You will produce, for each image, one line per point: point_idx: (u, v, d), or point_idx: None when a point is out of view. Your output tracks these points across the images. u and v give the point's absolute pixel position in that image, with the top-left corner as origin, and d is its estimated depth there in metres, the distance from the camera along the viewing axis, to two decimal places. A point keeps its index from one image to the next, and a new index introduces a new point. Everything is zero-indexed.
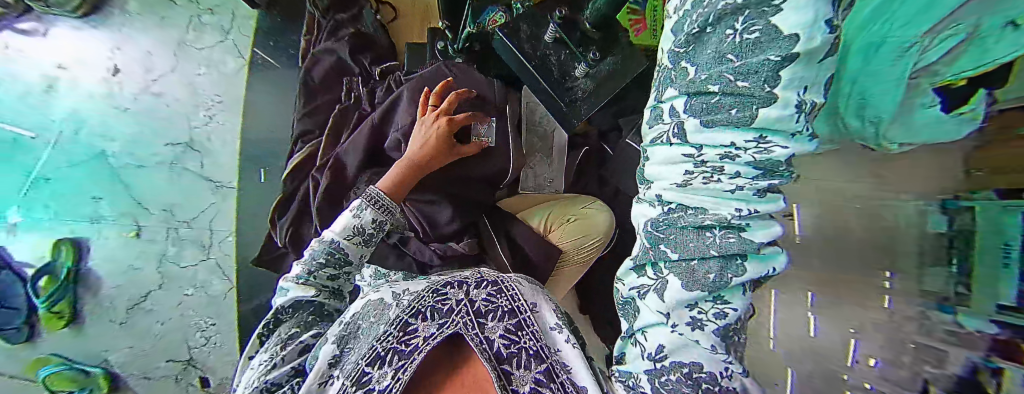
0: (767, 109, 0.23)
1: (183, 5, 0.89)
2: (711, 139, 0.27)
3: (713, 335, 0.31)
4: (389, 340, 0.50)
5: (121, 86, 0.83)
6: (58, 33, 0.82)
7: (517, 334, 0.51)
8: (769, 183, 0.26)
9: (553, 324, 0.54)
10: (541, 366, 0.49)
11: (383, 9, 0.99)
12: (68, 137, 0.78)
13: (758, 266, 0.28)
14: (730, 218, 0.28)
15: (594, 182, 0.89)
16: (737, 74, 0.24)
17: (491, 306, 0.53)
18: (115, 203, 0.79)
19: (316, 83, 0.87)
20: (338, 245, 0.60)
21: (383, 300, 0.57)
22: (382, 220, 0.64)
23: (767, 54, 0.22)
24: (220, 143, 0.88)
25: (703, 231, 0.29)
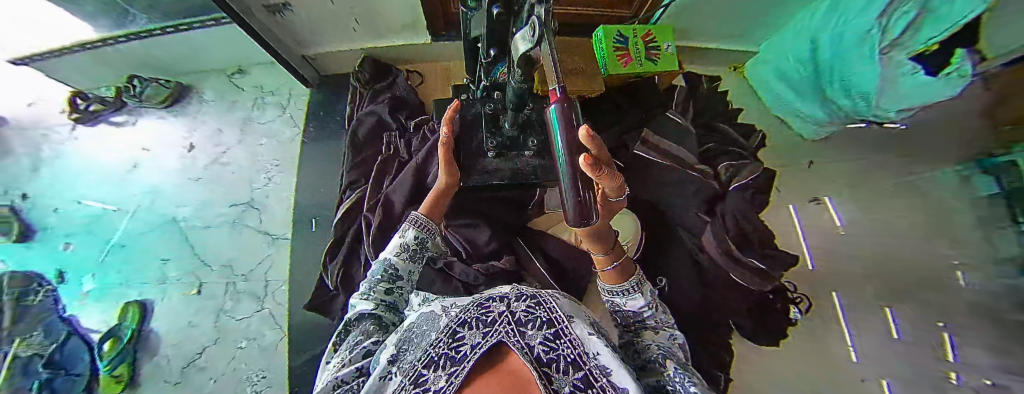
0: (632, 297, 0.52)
1: (250, 90, 1.07)
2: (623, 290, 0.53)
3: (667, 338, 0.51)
4: (442, 345, 0.36)
5: (195, 160, 0.99)
6: (146, 123, 1.01)
7: (553, 340, 0.34)
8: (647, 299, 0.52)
9: (589, 331, 0.38)
10: (578, 372, 0.32)
11: (413, 76, 1.14)
12: (144, 207, 0.93)
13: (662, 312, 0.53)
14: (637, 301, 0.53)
15: None
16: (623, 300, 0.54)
17: (528, 314, 0.37)
18: (179, 264, 0.88)
19: (361, 140, 1.00)
20: (390, 264, 0.61)
21: (434, 313, 0.47)
22: (424, 240, 0.65)
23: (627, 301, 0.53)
24: (276, 200, 0.98)
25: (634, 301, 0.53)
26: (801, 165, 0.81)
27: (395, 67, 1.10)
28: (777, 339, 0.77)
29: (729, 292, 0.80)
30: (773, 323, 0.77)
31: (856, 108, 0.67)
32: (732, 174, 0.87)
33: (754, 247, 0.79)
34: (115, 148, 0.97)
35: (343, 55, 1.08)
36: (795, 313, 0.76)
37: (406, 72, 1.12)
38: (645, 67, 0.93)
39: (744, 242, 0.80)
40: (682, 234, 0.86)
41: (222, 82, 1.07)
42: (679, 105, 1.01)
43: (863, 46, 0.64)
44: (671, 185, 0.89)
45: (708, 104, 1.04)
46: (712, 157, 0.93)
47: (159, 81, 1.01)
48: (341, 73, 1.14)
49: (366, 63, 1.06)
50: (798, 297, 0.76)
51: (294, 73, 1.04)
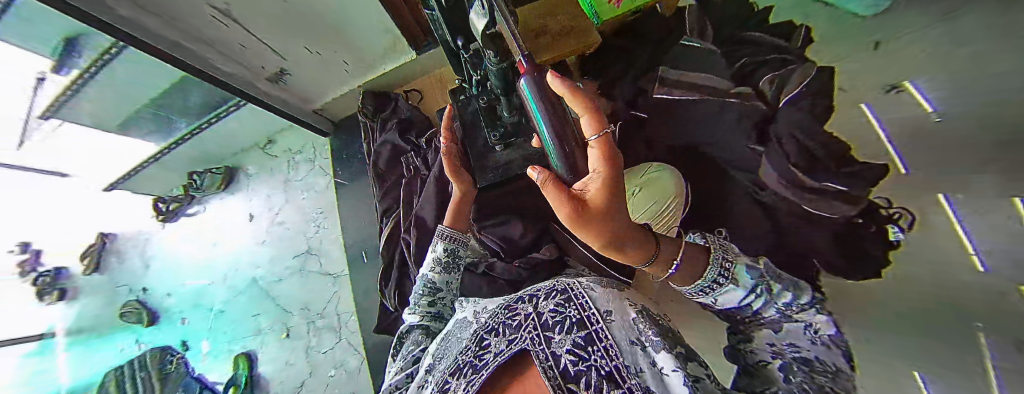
0: (704, 289, 0.38)
1: (282, 155, 1.20)
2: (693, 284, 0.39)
3: (811, 335, 0.35)
4: (469, 353, 0.33)
5: (256, 227, 1.14)
6: (213, 206, 1.19)
7: (583, 347, 0.28)
8: (722, 281, 0.37)
9: (634, 338, 0.31)
10: (612, 389, 0.23)
11: (413, 95, 1.18)
12: (230, 276, 1.09)
13: (745, 291, 0.36)
14: (712, 289, 0.38)
15: (641, 148, 0.86)
16: (700, 295, 0.40)
17: (556, 316, 0.33)
18: (267, 316, 1.02)
19: (383, 168, 1.06)
20: (428, 279, 0.64)
21: (467, 319, 0.45)
22: (455, 251, 0.66)
23: (706, 296, 0.40)
24: (328, 243, 1.08)
25: (709, 291, 0.38)
26: (866, 47, 0.65)
27: (393, 93, 1.15)
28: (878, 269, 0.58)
29: (812, 229, 0.65)
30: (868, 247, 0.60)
31: None
32: (779, 87, 0.72)
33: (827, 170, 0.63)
34: (198, 234, 1.16)
35: (345, 98, 1.15)
36: (895, 232, 0.57)
37: (405, 93, 1.16)
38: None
39: (815, 164, 0.64)
40: (736, 174, 0.76)
41: (259, 155, 1.20)
42: (693, 26, 0.86)
43: None
44: (704, 120, 0.79)
45: (726, 13, 0.86)
46: (749, 73, 0.77)
47: (212, 171, 1.17)
48: (349, 114, 1.22)
49: (368, 97, 1.12)
50: (896, 212, 0.57)
51: (309, 126, 1.15)
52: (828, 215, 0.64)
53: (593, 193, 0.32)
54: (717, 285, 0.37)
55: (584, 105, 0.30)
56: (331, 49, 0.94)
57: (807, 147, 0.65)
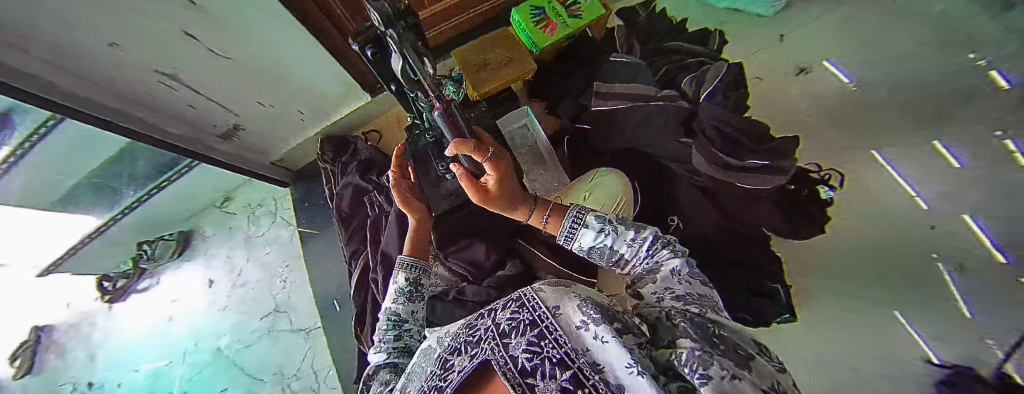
0: (574, 241, 0.52)
1: (241, 211, 1.17)
2: (569, 241, 0.53)
3: (676, 277, 0.42)
4: (435, 376, 0.35)
5: (217, 291, 1.08)
6: (166, 276, 1.12)
7: (537, 341, 0.30)
8: (578, 227, 0.51)
9: (581, 321, 0.31)
10: (565, 373, 0.26)
11: (372, 136, 1.19)
12: (191, 350, 1.02)
13: (595, 234, 0.49)
14: (582, 241, 0.51)
15: (591, 156, 0.92)
16: (584, 252, 0.52)
17: (512, 322, 0.33)
18: (236, 388, 0.95)
19: (348, 211, 1.05)
20: (393, 311, 0.60)
21: (431, 345, 0.43)
22: (416, 279, 0.65)
23: (585, 248, 0.52)
24: (298, 296, 1.04)
25: (582, 243, 0.51)
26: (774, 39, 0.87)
27: (352, 135, 1.16)
28: (821, 226, 0.70)
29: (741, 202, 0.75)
30: (811, 211, 0.71)
31: None
32: (699, 83, 0.87)
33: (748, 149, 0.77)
34: (153, 309, 1.09)
35: (302, 147, 1.15)
36: (826, 192, 0.71)
37: (363, 135, 1.17)
38: (572, 25, 0.94)
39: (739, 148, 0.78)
40: (674, 166, 0.83)
41: (218, 214, 1.17)
42: (623, 45, 1.03)
43: None
44: (642, 123, 0.87)
45: (650, 29, 1.03)
46: (672, 78, 0.92)
47: (163, 238, 1.12)
48: (309, 162, 1.21)
49: (326, 142, 1.12)
50: (828, 174, 0.71)
51: (269, 179, 1.13)
52: (766, 187, 0.73)
53: (493, 184, 0.53)
54: (577, 233, 0.51)
55: (470, 150, 0.47)
56: (285, 102, 0.95)
57: (734, 138, 0.78)
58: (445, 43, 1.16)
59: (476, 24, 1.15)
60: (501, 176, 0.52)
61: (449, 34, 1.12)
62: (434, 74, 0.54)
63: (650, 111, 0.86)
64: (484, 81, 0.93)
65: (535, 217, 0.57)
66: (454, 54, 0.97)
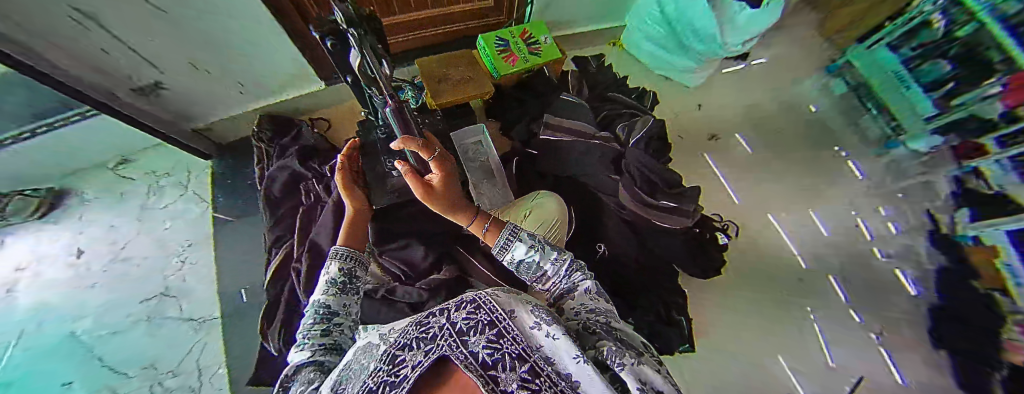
0: (506, 251, 0.57)
1: (142, 177, 1.03)
2: (501, 250, 0.58)
3: (591, 295, 0.49)
4: (380, 372, 0.30)
5: (88, 265, 0.91)
6: (17, 241, 0.92)
7: (498, 339, 0.32)
8: (511, 238, 0.57)
9: (534, 322, 0.36)
10: (524, 367, 0.29)
11: (319, 123, 1.16)
12: (32, 332, 0.84)
13: (524, 246, 0.56)
14: (513, 251, 0.57)
15: (534, 178, 1.03)
16: (512, 263, 0.58)
17: (470, 320, 0.34)
18: (86, 382, 0.80)
19: (277, 196, 0.98)
20: (321, 304, 0.52)
21: (372, 342, 0.37)
22: (350, 271, 0.59)
23: (513, 259, 0.57)
24: (196, 281, 0.92)
25: (512, 253, 0.57)
26: (694, 107, 1.20)
27: (298, 119, 1.12)
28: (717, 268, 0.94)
29: (656, 236, 0.91)
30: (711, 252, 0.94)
31: (713, 49, 1.07)
32: (629, 131, 1.00)
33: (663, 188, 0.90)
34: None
35: (236, 121, 1.07)
36: (723, 238, 0.96)
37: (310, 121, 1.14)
38: (531, 61, 1.06)
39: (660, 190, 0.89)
40: (603, 198, 0.96)
41: (107, 176, 1.01)
42: (574, 85, 1.17)
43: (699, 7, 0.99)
44: (582, 155, 0.98)
45: (598, 78, 1.21)
46: (610, 122, 1.07)
47: (24, 192, 0.91)
48: (242, 138, 1.13)
49: (264, 122, 1.06)
50: (728, 224, 1.01)
51: (186, 148, 1.02)
52: (672, 226, 0.89)
53: (437, 182, 0.56)
54: (508, 243, 0.57)
55: (418, 146, 0.51)
56: (232, 71, 0.91)
57: (651, 179, 0.89)
58: (412, 50, 1.21)
59: (446, 38, 1.22)
60: (446, 177, 0.56)
61: (418, 43, 1.18)
62: (390, 76, 0.58)
63: (590, 147, 0.96)
64: (443, 93, 0.99)
65: (474, 226, 0.62)
66: (417, 61, 1.01)
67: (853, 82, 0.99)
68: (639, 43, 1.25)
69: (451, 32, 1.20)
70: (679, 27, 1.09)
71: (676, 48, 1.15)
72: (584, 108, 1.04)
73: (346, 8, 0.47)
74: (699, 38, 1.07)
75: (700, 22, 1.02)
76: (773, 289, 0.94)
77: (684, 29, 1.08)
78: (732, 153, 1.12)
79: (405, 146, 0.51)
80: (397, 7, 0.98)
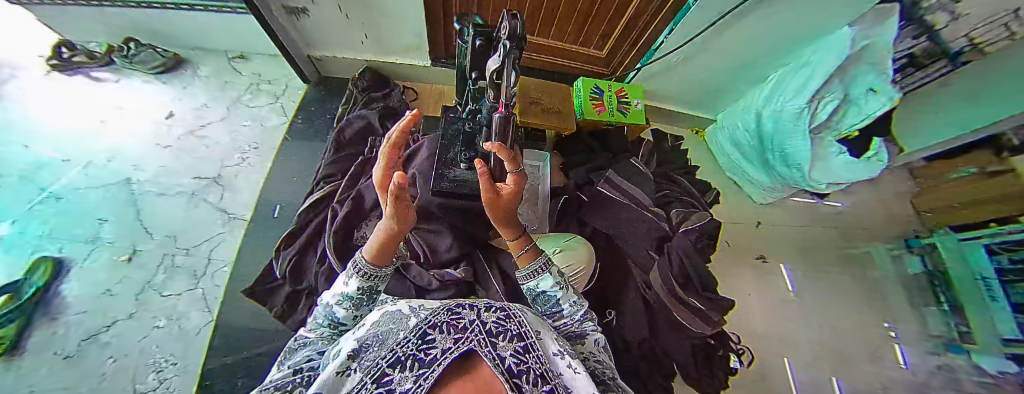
0: (530, 277, 0.58)
1: (248, 75, 1.14)
2: (525, 275, 0.58)
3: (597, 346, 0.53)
4: (410, 344, 0.31)
5: (171, 128, 1.00)
6: (127, 84, 1.03)
7: (524, 353, 0.34)
8: (539, 269, 0.57)
9: (553, 352, 0.39)
10: (545, 386, 0.31)
11: (408, 92, 1.25)
12: (98, 163, 0.90)
13: (548, 282, 0.57)
14: (535, 281, 0.57)
15: (575, 223, 1.02)
16: (531, 291, 0.59)
17: (500, 326, 0.36)
18: (118, 226, 0.84)
19: (346, 140, 1.04)
20: (332, 312, 0.41)
21: (399, 312, 0.40)
22: (374, 287, 0.43)
23: (534, 288, 0.58)
24: (244, 181, 0.99)
25: (535, 282, 0.57)
26: (752, 223, 1.22)
27: (394, 81, 1.22)
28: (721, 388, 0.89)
29: (670, 328, 0.89)
30: (717, 369, 0.90)
31: (794, 175, 1.07)
32: (685, 218, 1.00)
33: (695, 288, 0.89)
34: (83, 106, 0.96)
35: (345, 63, 1.18)
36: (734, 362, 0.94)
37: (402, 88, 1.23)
38: (617, 117, 1.12)
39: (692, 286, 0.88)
40: (634, 270, 0.93)
41: (221, 63, 1.13)
42: (646, 155, 1.19)
43: (794, 133, 1.01)
44: (628, 220, 0.98)
45: (669, 157, 1.25)
46: (666, 202, 1.08)
47: (155, 49, 1.06)
48: (341, 77, 1.24)
49: (367, 74, 1.16)
50: (743, 350, 0.97)
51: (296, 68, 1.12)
52: (692, 327, 0.87)
53: (505, 192, 0.56)
54: (534, 272, 0.57)
55: (508, 156, 0.51)
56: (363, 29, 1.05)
57: (691, 273, 0.88)
58: (533, 68, 1.37)
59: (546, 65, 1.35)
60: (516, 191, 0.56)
61: (541, 64, 1.34)
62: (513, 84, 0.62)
63: (640, 216, 0.97)
64: (530, 113, 1.05)
65: (518, 243, 0.61)
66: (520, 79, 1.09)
67: (932, 268, 1.00)
68: (724, 144, 1.33)
69: (571, 66, 1.35)
70: (767, 145, 1.12)
71: (757, 162, 1.18)
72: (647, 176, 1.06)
73: (514, 24, 0.53)
74: (783, 161, 1.08)
75: (788, 148, 1.04)
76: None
77: (773, 149, 1.10)
78: (770, 281, 1.10)
79: (497, 151, 0.50)
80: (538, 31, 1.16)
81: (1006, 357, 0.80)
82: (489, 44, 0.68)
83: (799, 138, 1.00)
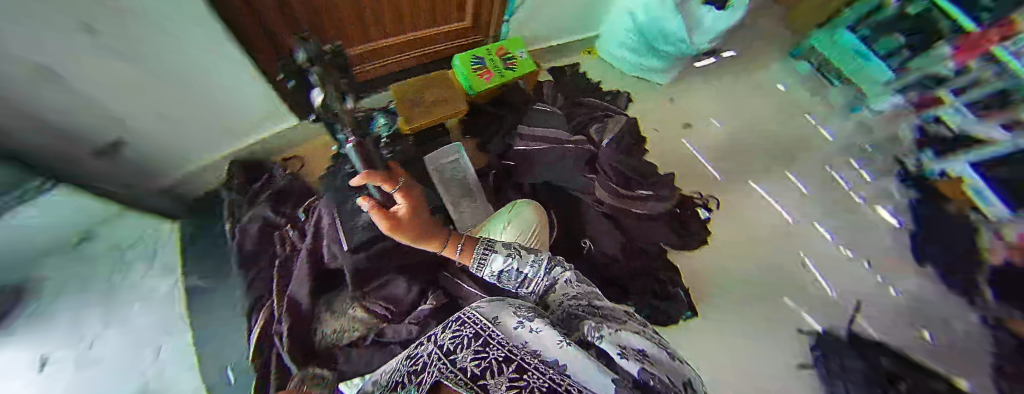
0: (480, 264, 0.57)
1: (105, 251, 0.85)
2: (474, 265, 0.57)
3: (571, 282, 0.49)
4: None
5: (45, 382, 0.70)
6: None
7: (483, 348, 0.30)
8: (481, 251, 0.57)
9: (516, 323, 0.36)
10: (511, 366, 0.28)
11: (291, 163, 1.11)
12: None
13: (498, 257, 0.55)
14: (485, 266, 0.56)
15: (512, 186, 1.01)
16: (490, 276, 0.56)
17: (455, 340, 0.32)
18: None
19: (250, 250, 0.93)
20: None
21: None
22: None
23: (488, 272, 0.56)
24: (180, 378, 0.81)
25: (484, 264, 0.56)
26: (662, 101, 1.39)
27: (269, 161, 1.08)
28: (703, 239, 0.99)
29: (637, 226, 0.92)
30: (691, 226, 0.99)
31: (677, 48, 1.26)
32: (603, 133, 1.01)
33: (638, 184, 0.94)
34: None
35: (201, 176, 0.97)
36: (703, 213, 1.06)
37: (282, 163, 1.09)
38: (505, 76, 1.08)
39: (629, 181, 0.93)
40: (584, 196, 0.95)
41: (68, 263, 0.81)
42: (551, 95, 1.18)
43: (666, 11, 1.14)
44: (558, 159, 0.97)
45: (570, 87, 1.24)
46: (584, 126, 1.07)
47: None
48: (209, 192, 1.02)
49: (234, 171, 0.99)
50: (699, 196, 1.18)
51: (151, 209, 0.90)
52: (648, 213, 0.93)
53: (403, 212, 0.54)
54: (477, 258, 0.57)
55: (379, 179, 0.49)
56: (123, 105, 0.65)
57: (621, 171, 0.93)
58: (396, 72, 1.16)
59: (418, 61, 1.18)
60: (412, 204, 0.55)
61: (403, 64, 1.14)
62: (354, 112, 0.56)
63: (564, 152, 0.96)
64: (416, 117, 0.98)
65: (450, 250, 0.60)
66: (393, 88, 0.98)
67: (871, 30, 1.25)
68: (611, 53, 1.40)
69: (435, 51, 1.18)
70: (648, 33, 1.25)
71: (647, 52, 1.31)
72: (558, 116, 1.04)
73: (309, 48, 0.49)
74: (665, 40, 1.24)
75: (667, 26, 1.18)
76: (748, 257, 1.15)
77: (653, 36, 1.25)
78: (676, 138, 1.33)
79: (366, 182, 0.47)
80: (373, 34, 0.97)
81: (1002, 128, 0.95)
82: (304, 81, 0.59)
83: (671, 14, 1.14)
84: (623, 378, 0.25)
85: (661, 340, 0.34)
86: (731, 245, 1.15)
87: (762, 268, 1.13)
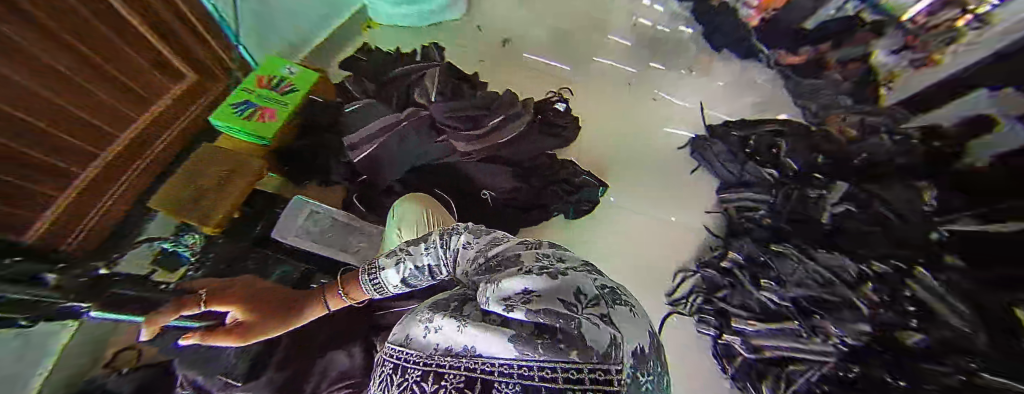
0: (379, 285, 0.49)
1: None
2: (373, 290, 0.50)
3: (469, 244, 0.37)
4: None
5: None
6: None
7: (400, 382, 0.23)
8: (369, 274, 0.49)
9: (422, 320, 0.28)
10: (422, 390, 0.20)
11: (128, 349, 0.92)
12: None
13: (387, 269, 0.46)
14: (384, 283, 0.48)
15: (388, 197, 0.99)
16: (397, 289, 0.48)
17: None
18: None
19: None
20: None
21: None
22: None
23: (392, 288, 0.48)
24: None
25: (380, 284, 0.48)
26: (470, 34, 1.46)
27: (99, 368, 0.88)
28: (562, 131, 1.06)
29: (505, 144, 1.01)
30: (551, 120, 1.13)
31: None
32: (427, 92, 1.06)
33: (485, 116, 1.02)
34: None
35: None
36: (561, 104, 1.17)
37: (116, 355, 0.91)
38: (288, 104, 1.00)
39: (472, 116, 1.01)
40: (451, 158, 1.00)
41: None
42: (357, 90, 1.14)
43: None
44: (405, 143, 0.99)
45: (374, 68, 1.19)
46: (408, 99, 1.08)
47: None
48: None
49: None
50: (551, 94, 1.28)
51: None
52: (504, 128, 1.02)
53: (239, 314, 0.56)
54: (367, 284, 0.50)
55: (169, 312, 0.54)
56: None
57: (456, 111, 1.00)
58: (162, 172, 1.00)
59: (176, 151, 1.02)
60: (240, 302, 0.56)
61: (161, 162, 0.99)
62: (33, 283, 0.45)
63: (403, 131, 0.98)
64: (210, 209, 0.85)
65: (332, 299, 0.55)
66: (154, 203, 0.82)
67: None
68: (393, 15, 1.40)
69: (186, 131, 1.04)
70: None
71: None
72: (377, 107, 1.07)
73: None
74: None
75: None
76: (608, 111, 1.31)
77: None
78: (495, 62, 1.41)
79: (162, 322, 0.55)
80: (77, 162, 0.78)
81: None
82: None
83: None
84: (519, 330, 0.18)
85: (540, 264, 0.24)
86: (595, 115, 1.30)
87: (629, 112, 1.30)
